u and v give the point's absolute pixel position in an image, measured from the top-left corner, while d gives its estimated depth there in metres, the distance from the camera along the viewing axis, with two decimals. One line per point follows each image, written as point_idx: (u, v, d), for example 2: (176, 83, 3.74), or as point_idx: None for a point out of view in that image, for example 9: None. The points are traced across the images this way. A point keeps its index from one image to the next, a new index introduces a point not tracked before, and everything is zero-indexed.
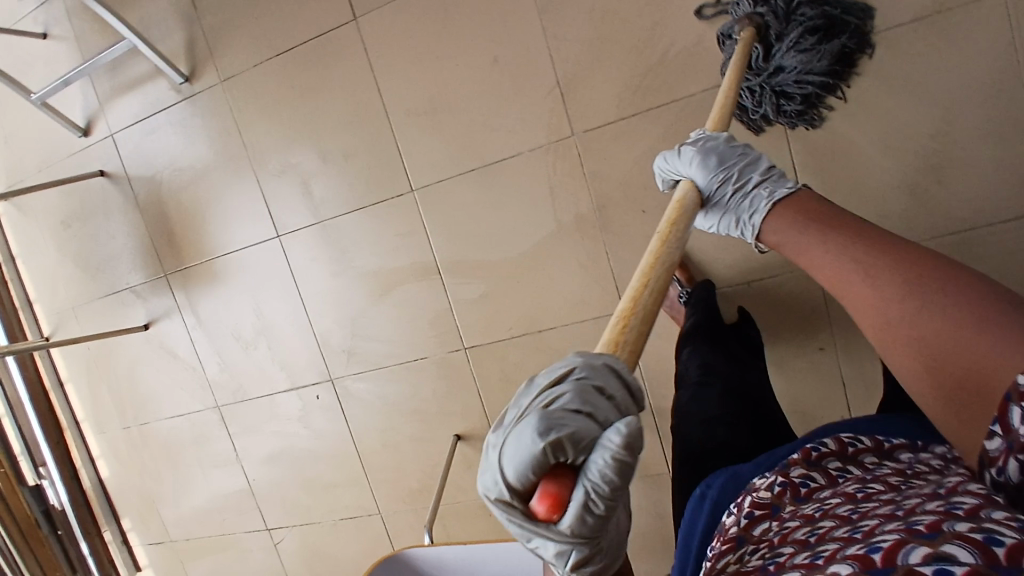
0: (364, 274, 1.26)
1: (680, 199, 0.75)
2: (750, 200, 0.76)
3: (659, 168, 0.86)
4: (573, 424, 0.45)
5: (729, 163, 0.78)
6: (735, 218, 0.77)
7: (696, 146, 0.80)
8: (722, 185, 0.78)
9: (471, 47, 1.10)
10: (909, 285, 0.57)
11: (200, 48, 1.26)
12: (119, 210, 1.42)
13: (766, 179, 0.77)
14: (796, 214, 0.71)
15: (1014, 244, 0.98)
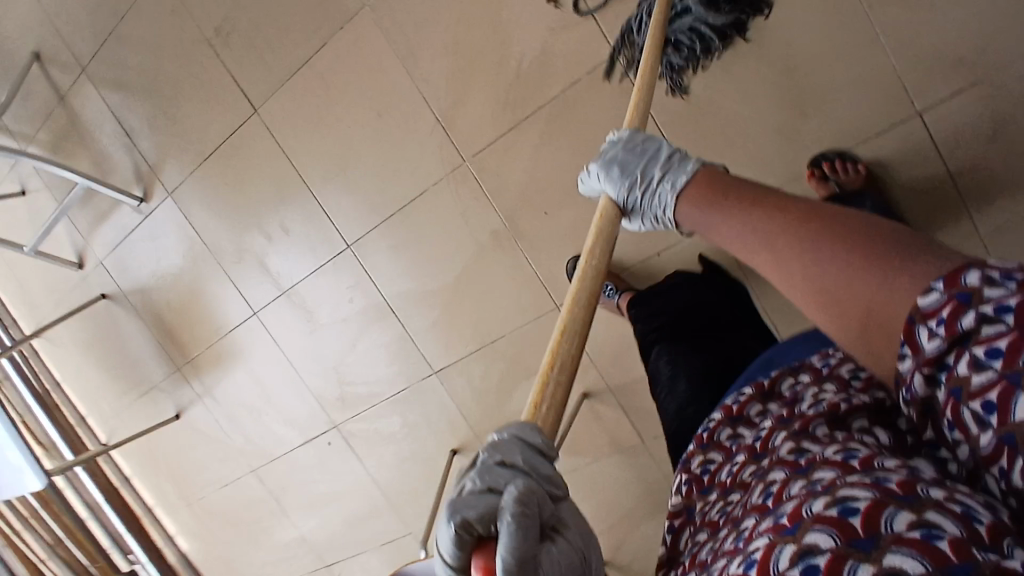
0: (334, 327, 1.39)
1: (600, 219, 0.75)
2: (657, 198, 0.71)
3: (586, 186, 0.85)
4: (478, 503, 0.46)
5: (631, 167, 0.75)
6: (655, 220, 0.74)
7: (601, 163, 0.78)
8: (632, 192, 0.75)
9: (356, 108, 1.20)
10: (799, 234, 0.54)
11: (144, 169, 1.42)
12: (128, 322, 1.61)
13: (667, 171, 0.71)
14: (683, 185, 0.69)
15: (895, 151, 0.99)
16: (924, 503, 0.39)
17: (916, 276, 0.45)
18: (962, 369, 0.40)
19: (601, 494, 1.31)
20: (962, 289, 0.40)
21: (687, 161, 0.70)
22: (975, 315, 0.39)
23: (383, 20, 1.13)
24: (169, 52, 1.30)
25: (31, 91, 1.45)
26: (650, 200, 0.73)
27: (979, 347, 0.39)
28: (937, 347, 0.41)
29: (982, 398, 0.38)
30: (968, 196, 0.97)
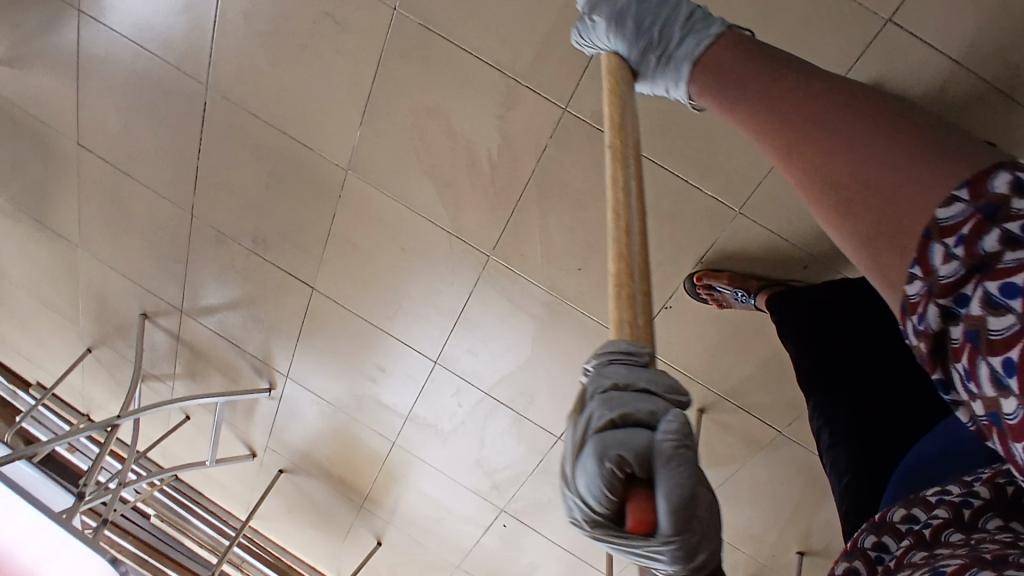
0: (459, 432, 1.50)
1: (608, 70, 0.69)
2: (676, 57, 0.70)
3: (578, 44, 0.79)
4: (626, 438, 0.42)
5: (646, 24, 0.72)
6: (664, 85, 0.72)
7: (612, 13, 0.73)
8: (647, 48, 0.72)
9: (385, 254, 1.31)
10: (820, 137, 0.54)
11: (259, 364, 1.62)
12: (306, 484, 1.83)
13: (688, 31, 0.70)
14: (708, 69, 0.68)
15: (884, 68, 0.91)
16: (1010, 563, 0.35)
17: (929, 184, 0.45)
18: (976, 308, 0.39)
19: (762, 487, 1.32)
20: (988, 201, 0.40)
21: (713, 28, 0.70)
22: (999, 237, 0.38)
23: (365, 175, 1.22)
24: (229, 270, 1.47)
25: (153, 342, 1.70)
26: (668, 60, 0.71)
27: (995, 277, 0.38)
28: (954, 274, 0.40)
29: (1006, 353, 0.36)
30: (983, 74, 0.89)
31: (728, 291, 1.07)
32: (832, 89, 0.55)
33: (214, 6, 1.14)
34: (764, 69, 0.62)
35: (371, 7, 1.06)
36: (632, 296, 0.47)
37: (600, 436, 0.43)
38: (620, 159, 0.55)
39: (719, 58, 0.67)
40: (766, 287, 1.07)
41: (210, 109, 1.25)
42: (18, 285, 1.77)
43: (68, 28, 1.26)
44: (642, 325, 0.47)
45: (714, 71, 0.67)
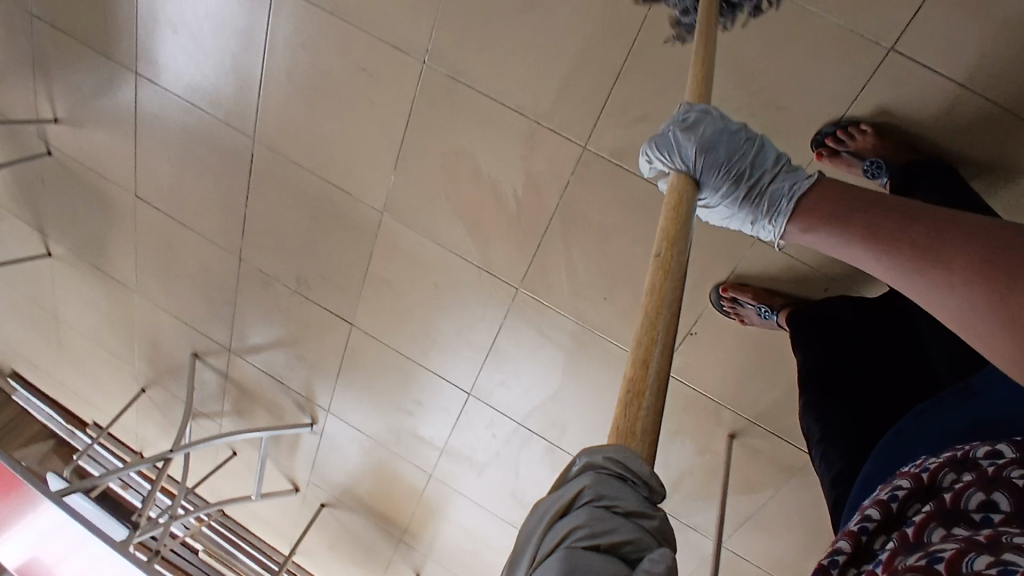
0: (493, 463, 1.53)
1: (677, 190, 0.69)
2: (765, 199, 0.72)
3: (645, 156, 0.75)
4: (599, 562, 0.43)
5: (738, 156, 0.72)
6: (750, 217, 0.74)
7: (705, 142, 0.70)
8: (733, 181, 0.73)
9: (418, 289, 1.37)
10: (985, 268, 0.43)
11: (302, 400, 1.69)
12: (347, 518, 1.87)
13: (777, 173, 0.72)
14: (835, 219, 0.61)
15: (890, 95, 0.94)
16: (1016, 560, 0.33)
17: None
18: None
19: (798, 514, 1.31)
20: None
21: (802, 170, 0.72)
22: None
23: (399, 216, 1.29)
24: (274, 309, 1.56)
25: (203, 381, 1.79)
26: (759, 197, 0.72)
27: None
28: None
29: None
30: (990, 97, 0.90)
31: (752, 305, 1.08)
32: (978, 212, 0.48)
33: (259, 66, 1.24)
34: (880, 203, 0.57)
35: (401, 60, 1.14)
36: (642, 415, 0.49)
37: (577, 553, 0.43)
38: (665, 262, 0.59)
39: (847, 206, 0.61)
40: (789, 305, 1.08)
41: (257, 160, 1.35)
42: (78, 330, 1.88)
43: (128, 91, 1.38)
44: (646, 434, 0.49)
45: (846, 220, 0.59)
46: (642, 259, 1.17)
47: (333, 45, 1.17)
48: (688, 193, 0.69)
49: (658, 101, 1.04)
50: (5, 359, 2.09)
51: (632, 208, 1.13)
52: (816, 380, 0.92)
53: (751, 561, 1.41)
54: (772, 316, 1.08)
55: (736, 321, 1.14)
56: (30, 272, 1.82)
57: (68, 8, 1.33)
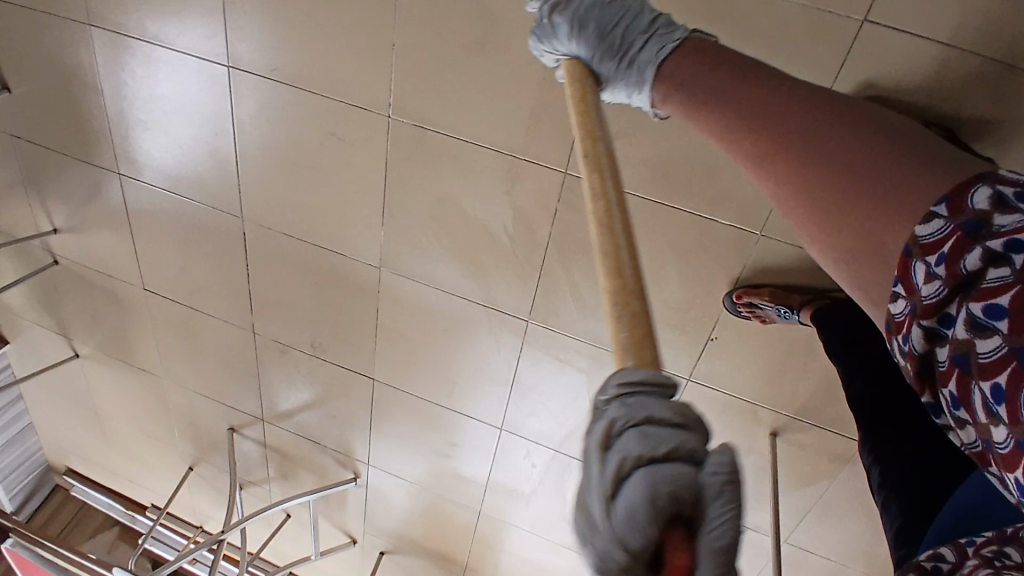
0: (538, 492, 1.51)
1: (569, 78, 0.72)
2: (638, 62, 0.72)
3: (536, 49, 0.81)
4: (674, 477, 0.42)
5: (611, 25, 0.74)
6: (625, 90, 0.75)
7: (570, 16, 0.76)
8: (605, 53, 0.74)
9: (431, 335, 1.35)
10: (788, 146, 0.58)
11: (341, 457, 1.69)
12: (407, 561, 1.87)
13: (652, 35, 0.72)
14: (683, 86, 0.69)
15: (872, 66, 0.88)
16: None
17: (907, 222, 0.50)
18: (962, 329, 0.44)
19: (859, 503, 1.25)
20: (968, 219, 0.45)
21: (675, 34, 0.72)
22: (980, 254, 0.43)
23: (397, 269, 1.28)
24: (297, 375, 1.56)
25: (244, 452, 1.81)
26: (630, 67, 0.73)
27: (978, 298, 0.43)
28: (938, 292, 0.46)
29: (994, 379, 0.41)
30: (981, 50, 0.84)
31: (768, 307, 1.03)
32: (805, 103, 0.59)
33: (232, 147, 1.24)
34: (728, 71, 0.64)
35: (368, 119, 1.12)
36: (634, 311, 0.47)
37: (649, 471, 0.42)
38: (595, 170, 0.56)
39: (689, 65, 0.69)
40: (808, 300, 1.03)
41: (250, 238, 1.35)
42: (119, 420, 1.92)
43: (115, 192, 1.40)
44: (641, 332, 0.47)
45: (688, 79, 0.68)
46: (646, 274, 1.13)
47: (299, 116, 1.16)
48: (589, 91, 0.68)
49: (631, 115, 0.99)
50: (58, 458, 2.15)
51: None
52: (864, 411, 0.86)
53: (819, 554, 1.36)
54: (790, 315, 1.03)
55: (757, 322, 1.09)
56: (64, 374, 1.86)
57: (44, 124, 1.35)
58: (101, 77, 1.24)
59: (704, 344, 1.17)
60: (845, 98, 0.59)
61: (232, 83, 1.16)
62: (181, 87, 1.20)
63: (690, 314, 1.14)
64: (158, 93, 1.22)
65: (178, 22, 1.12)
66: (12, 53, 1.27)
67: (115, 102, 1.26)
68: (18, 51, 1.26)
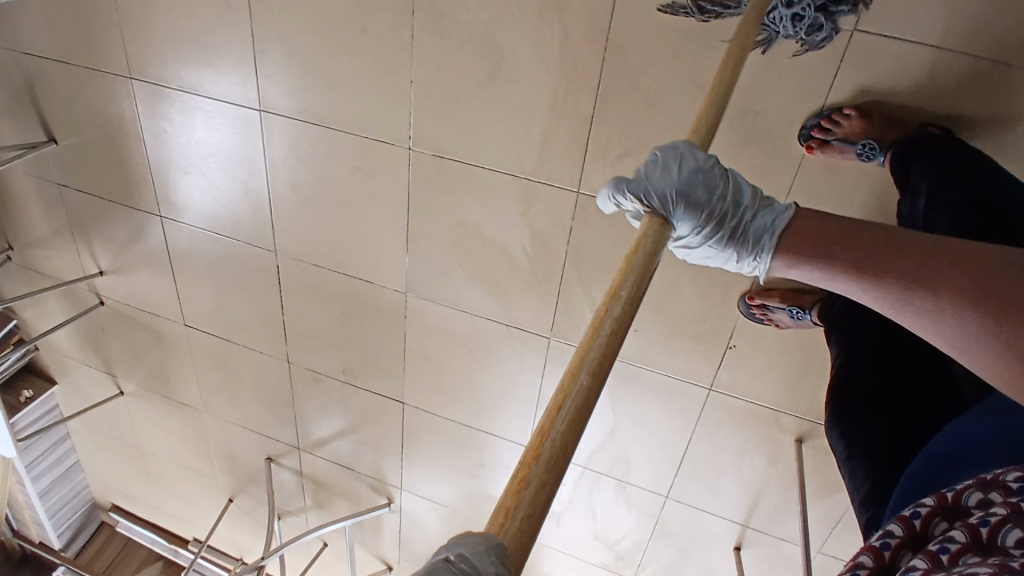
0: (570, 510, 1.54)
1: (645, 227, 0.65)
2: (752, 233, 0.74)
3: (621, 205, 0.74)
4: None
5: (719, 196, 0.74)
6: (733, 254, 0.77)
7: (687, 185, 0.71)
8: (716, 223, 0.75)
9: (456, 357, 1.40)
10: (955, 296, 0.53)
11: (375, 482, 1.73)
12: None
13: (756, 206, 0.75)
14: (814, 255, 0.69)
15: (865, 74, 0.91)
16: None
17: None
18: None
19: None
20: None
21: (773, 200, 0.76)
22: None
23: (422, 293, 1.33)
24: (331, 403, 1.61)
25: (282, 482, 1.85)
26: (745, 235, 0.75)
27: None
28: None
29: None
30: (971, 52, 0.86)
31: (778, 308, 1.07)
32: (964, 255, 0.55)
33: (265, 186, 1.31)
34: (866, 243, 0.64)
35: (389, 151, 1.19)
36: (528, 477, 0.41)
37: None
38: (592, 331, 0.52)
39: (821, 242, 0.69)
40: (819, 300, 1.07)
41: (283, 271, 1.42)
42: (161, 456, 1.99)
43: (157, 235, 1.49)
44: (525, 515, 0.40)
45: (823, 255, 0.67)
46: (661, 286, 1.16)
47: (327, 153, 1.23)
48: (655, 232, 0.64)
49: (637, 133, 1.04)
50: (103, 495, 2.22)
51: None
52: (843, 391, 0.90)
53: None
54: (800, 316, 1.06)
55: (771, 326, 1.12)
56: (109, 413, 1.94)
57: (91, 173, 1.44)
58: (144, 128, 1.34)
59: (723, 353, 1.19)
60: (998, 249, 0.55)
61: (264, 126, 1.24)
62: (217, 133, 1.28)
63: (707, 323, 1.17)
64: (196, 141, 1.31)
65: (214, 72, 1.21)
66: (63, 111, 1.38)
67: (158, 150, 1.35)
68: (68, 110, 1.37)
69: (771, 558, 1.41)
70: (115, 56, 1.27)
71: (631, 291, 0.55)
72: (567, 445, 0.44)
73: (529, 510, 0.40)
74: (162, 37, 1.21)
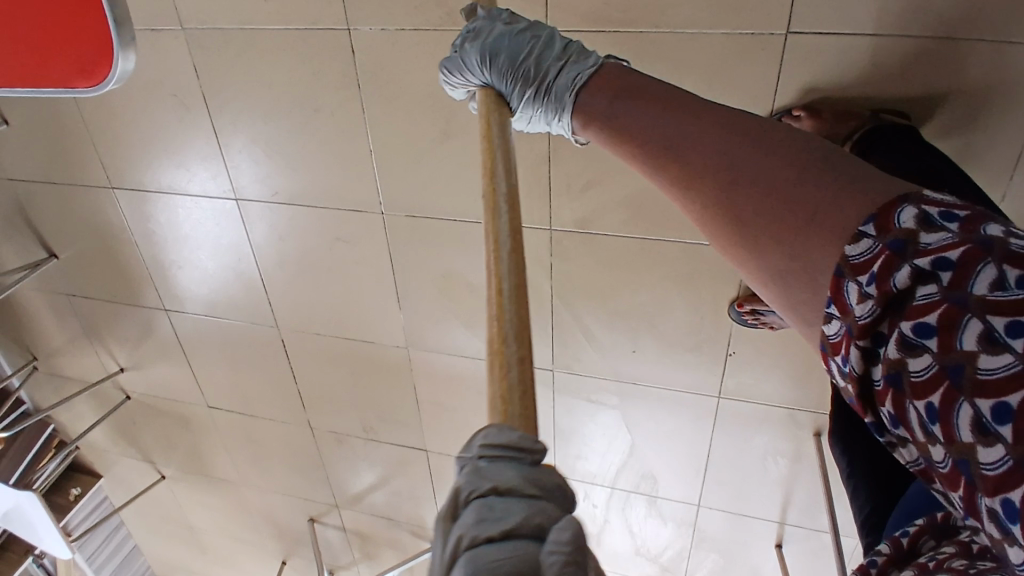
0: (607, 529, 1.54)
1: (486, 110, 0.71)
2: (555, 91, 0.72)
3: (446, 82, 0.80)
4: (501, 552, 0.40)
5: (524, 54, 0.75)
6: (544, 116, 0.75)
7: (485, 46, 0.75)
8: (522, 83, 0.75)
9: (467, 400, 1.41)
10: (725, 177, 0.57)
11: (416, 529, 1.75)
12: None
13: (563, 64, 0.73)
14: (599, 119, 0.68)
15: (808, 72, 0.89)
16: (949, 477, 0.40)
17: (835, 245, 0.49)
18: (895, 350, 0.42)
19: None
20: (894, 239, 0.44)
21: (585, 59, 0.73)
22: (911, 271, 0.42)
23: (422, 344, 1.35)
24: (359, 460, 1.64)
25: (328, 540, 1.88)
26: (548, 94, 0.73)
27: (912, 318, 0.41)
28: (871, 310, 0.44)
29: (921, 317, 0.40)
30: (911, 34, 0.84)
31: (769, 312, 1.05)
32: (734, 128, 0.58)
33: (254, 266, 1.35)
34: (647, 107, 0.62)
35: (363, 217, 1.21)
36: (507, 360, 0.46)
37: (477, 550, 0.40)
38: (495, 251, 0.54)
39: (614, 106, 0.66)
40: None
41: (287, 343, 1.46)
42: (211, 530, 2.04)
43: (165, 326, 1.53)
44: (518, 399, 0.45)
45: (613, 123, 0.66)
46: (650, 306, 1.16)
47: (305, 228, 1.26)
48: (497, 117, 0.69)
49: (595, 163, 1.04)
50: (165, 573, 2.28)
51: (619, 264, 1.13)
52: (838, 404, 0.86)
53: None
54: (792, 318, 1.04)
55: (767, 328, 1.10)
56: (155, 497, 2.00)
57: (94, 279, 1.50)
58: (133, 230, 1.39)
59: (725, 361, 1.19)
60: (760, 121, 0.58)
61: (242, 212, 1.28)
62: (202, 226, 1.33)
63: (702, 334, 1.16)
64: (181, 235, 1.36)
65: (186, 170, 1.26)
66: (57, 227, 1.44)
67: (150, 250, 1.40)
68: (62, 225, 1.43)
69: (815, 551, 1.38)
70: (93, 168, 1.32)
71: (508, 192, 0.58)
72: (523, 325, 0.49)
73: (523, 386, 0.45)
74: (132, 145, 1.26)
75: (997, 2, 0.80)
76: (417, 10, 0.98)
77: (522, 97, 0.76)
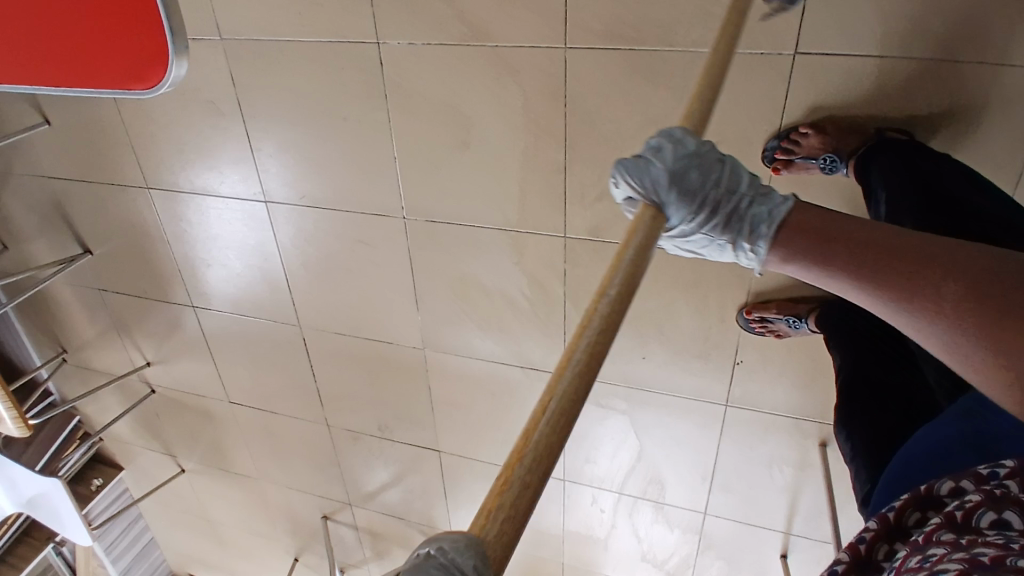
0: (614, 534, 1.57)
1: (638, 220, 0.60)
2: (746, 223, 0.64)
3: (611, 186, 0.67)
4: None
5: (711, 180, 0.65)
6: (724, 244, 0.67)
7: (671, 169, 0.63)
8: (706, 210, 0.65)
9: (480, 401, 1.45)
10: (972, 308, 0.47)
11: (426, 529, 1.78)
12: None
13: (754, 194, 0.65)
14: (803, 255, 0.60)
15: (814, 90, 0.93)
16: None
17: None
18: None
19: None
20: None
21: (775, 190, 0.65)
22: None
23: (438, 346, 1.40)
24: (374, 458, 1.68)
25: (340, 536, 1.92)
26: (736, 223, 0.65)
27: None
28: None
29: None
30: (914, 56, 0.87)
31: (774, 319, 1.08)
32: (975, 260, 0.49)
33: (280, 267, 1.40)
34: (860, 242, 0.56)
35: (385, 221, 1.26)
36: (508, 477, 0.39)
37: None
38: (559, 370, 0.45)
39: (817, 241, 0.59)
40: (814, 308, 1.07)
41: (308, 341, 1.51)
42: (228, 523, 2.09)
43: (192, 323, 1.59)
44: (507, 512, 0.38)
45: (821, 258, 0.58)
46: (659, 313, 1.20)
47: (328, 230, 1.31)
48: (649, 230, 0.59)
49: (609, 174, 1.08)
50: (181, 566, 2.34)
51: None
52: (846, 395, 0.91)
53: None
54: (797, 326, 1.07)
55: (772, 336, 1.13)
56: (175, 489, 2.06)
57: (126, 275, 1.57)
58: (166, 230, 1.45)
59: (732, 368, 1.22)
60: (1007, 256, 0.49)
61: (270, 214, 1.33)
62: (231, 227, 1.39)
63: (710, 341, 1.20)
64: (212, 236, 1.42)
65: (217, 173, 1.32)
66: (93, 224, 1.50)
67: (182, 249, 1.46)
68: (98, 223, 1.50)
69: (817, 561, 1.40)
70: (130, 169, 1.38)
71: (608, 314, 0.49)
72: (545, 442, 0.40)
73: (508, 508, 0.38)
74: (168, 148, 1.32)
75: (996, 27, 0.83)
76: (441, 25, 1.03)
77: (702, 224, 0.66)
